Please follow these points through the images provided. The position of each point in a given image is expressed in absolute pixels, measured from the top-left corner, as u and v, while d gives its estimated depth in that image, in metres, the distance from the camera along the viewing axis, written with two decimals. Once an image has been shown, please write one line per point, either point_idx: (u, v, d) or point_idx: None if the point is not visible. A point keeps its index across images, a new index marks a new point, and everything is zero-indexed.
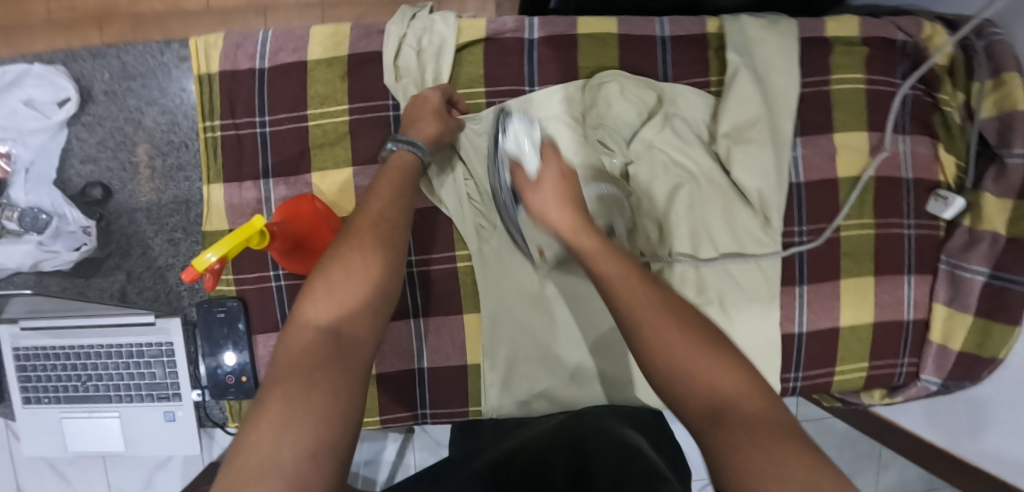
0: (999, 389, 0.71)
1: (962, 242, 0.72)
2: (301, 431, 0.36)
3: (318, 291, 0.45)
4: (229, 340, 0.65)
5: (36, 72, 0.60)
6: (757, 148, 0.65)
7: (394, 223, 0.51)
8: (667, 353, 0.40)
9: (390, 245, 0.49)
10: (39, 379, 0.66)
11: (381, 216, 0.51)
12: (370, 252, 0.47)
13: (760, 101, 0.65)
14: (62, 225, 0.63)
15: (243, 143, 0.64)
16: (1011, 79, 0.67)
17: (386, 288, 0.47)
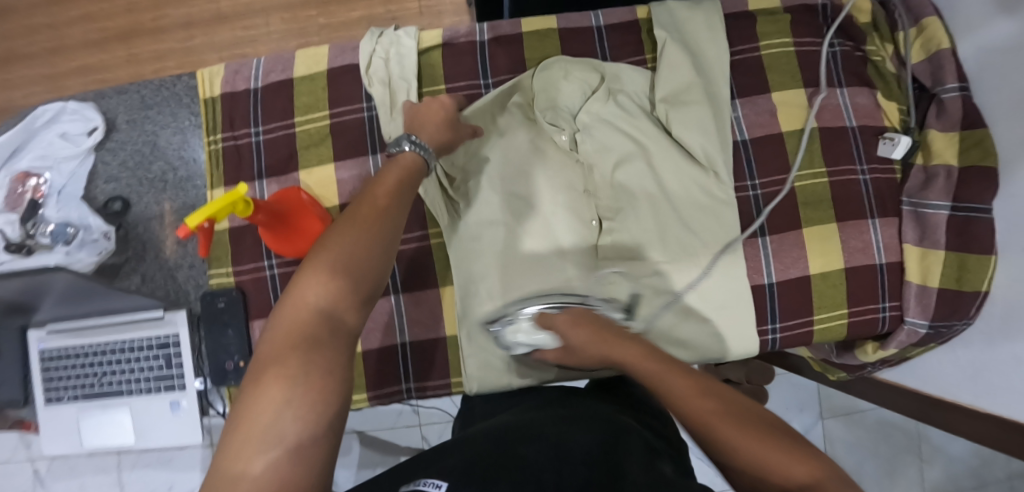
0: (1003, 323, 0.70)
1: (919, 181, 0.74)
2: (302, 401, 0.37)
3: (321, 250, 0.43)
4: (229, 327, 0.72)
5: (71, 109, 0.72)
6: (695, 108, 0.70)
7: (399, 202, 0.49)
8: (727, 455, 0.36)
9: (394, 223, 0.47)
10: (59, 379, 0.72)
11: (388, 195, 0.49)
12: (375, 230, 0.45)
13: (690, 66, 0.70)
14: (86, 236, 0.71)
15: (241, 152, 0.73)
16: (930, 24, 0.72)
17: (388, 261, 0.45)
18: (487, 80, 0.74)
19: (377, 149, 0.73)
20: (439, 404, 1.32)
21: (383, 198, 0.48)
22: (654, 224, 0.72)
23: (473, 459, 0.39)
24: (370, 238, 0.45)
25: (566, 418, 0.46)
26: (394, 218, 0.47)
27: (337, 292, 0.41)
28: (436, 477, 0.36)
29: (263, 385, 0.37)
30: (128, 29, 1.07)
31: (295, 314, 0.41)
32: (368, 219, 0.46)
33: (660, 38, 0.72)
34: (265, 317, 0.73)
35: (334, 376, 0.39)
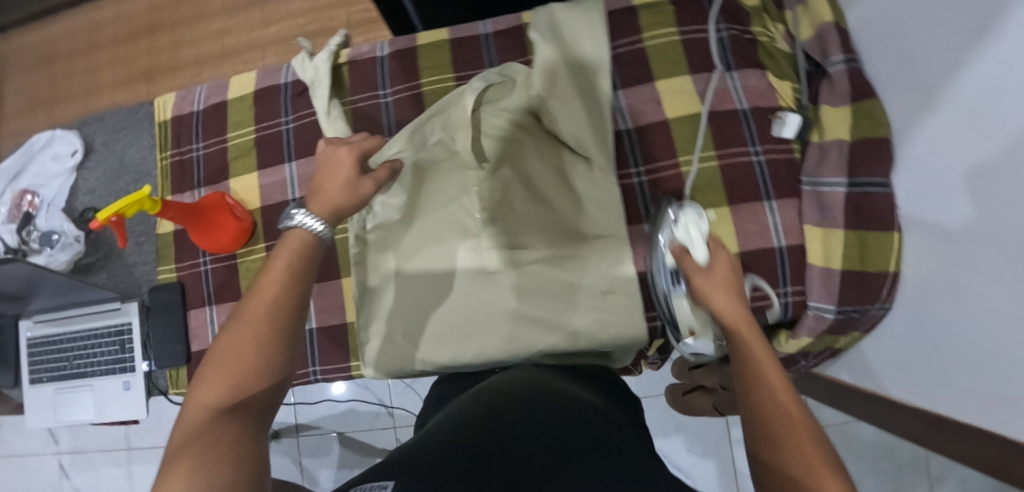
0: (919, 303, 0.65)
1: (815, 158, 0.72)
2: (212, 473, 0.36)
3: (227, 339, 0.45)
4: (168, 316, 0.82)
5: (60, 135, 0.90)
6: (568, 98, 0.75)
7: (307, 271, 0.50)
8: (770, 440, 0.40)
9: (298, 296, 0.47)
10: (41, 361, 0.86)
11: (291, 265, 0.49)
12: (278, 305, 0.46)
13: (562, 61, 0.75)
14: (64, 239, 0.85)
15: (185, 165, 0.85)
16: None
17: (293, 339, 0.46)
18: (386, 91, 0.82)
19: (292, 156, 0.82)
20: (412, 408, 1.36)
21: (287, 269, 0.48)
22: (541, 224, 0.74)
23: (433, 463, 0.38)
24: (268, 316, 0.45)
25: (526, 409, 0.47)
26: (297, 289, 0.48)
27: (240, 380, 0.43)
28: (382, 479, 0.37)
29: (170, 470, 0.37)
30: (148, 71, 1.33)
31: (205, 399, 0.41)
32: (269, 295, 0.46)
33: (536, 39, 0.77)
34: (199, 307, 0.83)
35: (243, 446, 0.39)
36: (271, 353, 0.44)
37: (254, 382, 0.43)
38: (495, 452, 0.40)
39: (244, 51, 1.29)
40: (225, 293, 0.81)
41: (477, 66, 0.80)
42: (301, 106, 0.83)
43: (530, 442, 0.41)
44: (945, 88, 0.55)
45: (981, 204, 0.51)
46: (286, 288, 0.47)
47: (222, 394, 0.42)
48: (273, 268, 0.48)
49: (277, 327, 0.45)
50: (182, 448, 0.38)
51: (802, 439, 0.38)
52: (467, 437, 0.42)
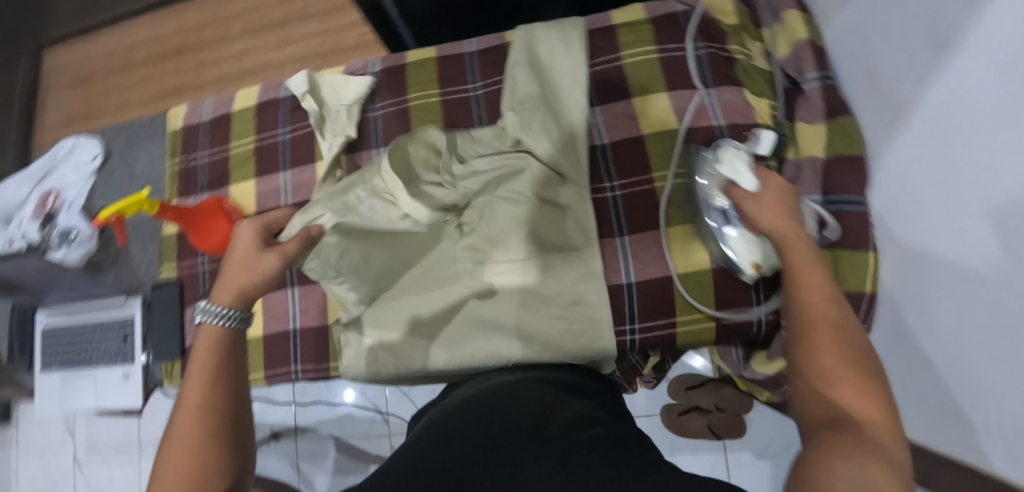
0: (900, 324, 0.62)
1: (790, 175, 0.70)
2: None
3: (162, 468, 0.39)
4: (167, 312, 0.87)
5: (82, 142, 0.98)
6: (541, 114, 0.76)
7: (229, 360, 0.46)
8: (815, 359, 0.41)
9: (222, 392, 0.43)
10: (51, 350, 0.93)
11: (207, 364, 0.45)
12: (208, 404, 0.42)
13: (537, 79, 0.77)
14: (80, 237, 0.93)
15: (190, 172, 0.91)
16: (790, 17, 0.71)
17: (233, 432, 0.42)
18: (375, 105, 0.85)
19: (287, 165, 0.87)
20: (408, 416, 1.38)
21: (206, 368, 0.45)
22: (524, 236, 0.72)
23: (463, 441, 0.43)
24: (201, 420, 0.41)
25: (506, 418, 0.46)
26: (221, 383, 0.44)
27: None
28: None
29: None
30: (176, 86, 1.43)
31: None
32: (194, 397, 0.42)
33: (516, 55, 0.79)
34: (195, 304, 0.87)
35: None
36: (216, 448, 0.40)
37: (206, 486, 0.38)
38: (495, 441, 0.42)
39: (263, 69, 1.37)
40: None
41: (461, 82, 0.83)
42: (297, 118, 0.88)
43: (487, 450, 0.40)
44: (912, 104, 0.55)
45: (960, 215, 0.49)
46: (210, 386, 0.43)
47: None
48: (189, 375, 0.44)
49: (214, 422, 0.41)
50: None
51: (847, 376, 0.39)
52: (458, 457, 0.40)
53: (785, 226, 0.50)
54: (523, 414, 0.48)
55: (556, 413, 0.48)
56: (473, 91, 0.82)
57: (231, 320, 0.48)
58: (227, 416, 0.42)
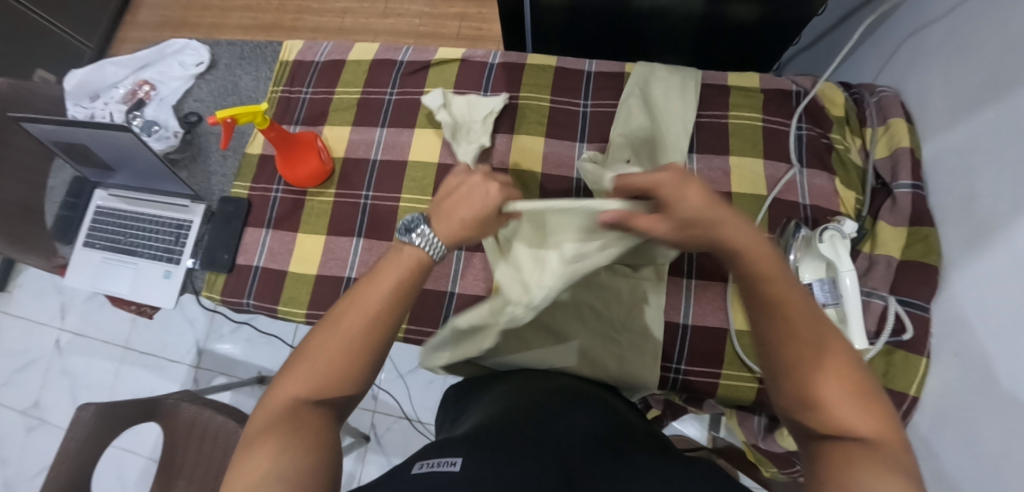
0: (929, 433, 0.65)
1: (863, 266, 0.75)
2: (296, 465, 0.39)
3: (318, 344, 0.46)
4: (229, 226, 0.88)
5: (193, 46, 1.00)
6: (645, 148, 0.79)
7: (412, 287, 0.50)
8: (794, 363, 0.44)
9: (388, 315, 0.47)
10: (100, 230, 0.93)
11: (395, 283, 0.49)
12: (372, 319, 0.47)
13: (647, 113, 0.82)
14: (164, 132, 0.94)
15: (290, 102, 0.94)
16: (893, 123, 0.76)
17: (379, 354, 0.48)
18: (486, 92, 0.89)
19: (386, 123, 0.90)
20: (397, 397, 1.38)
21: (393, 284, 0.48)
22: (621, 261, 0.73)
23: (514, 424, 0.51)
24: (363, 333, 0.46)
25: (560, 416, 0.53)
26: (396, 304, 0.48)
27: (326, 382, 0.45)
28: (449, 456, 0.45)
29: (256, 454, 0.40)
30: (273, 23, 1.47)
31: (289, 392, 0.45)
32: (371, 304, 0.47)
33: (636, 89, 0.83)
34: (257, 226, 0.88)
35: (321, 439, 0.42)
36: (361, 363, 0.46)
37: (338, 385, 0.45)
38: (544, 436, 0.49)
39: (358, 31, 1.42)
40: (284, 223, 0.87)
41: (573, 96, 0.87)
42: (408, 84, 0.92)
43: (565, 452, 0.46)
44: (1002, 232, 0.57)
45: None
46: (387, 302, 0.48)
47: (307, 388, 0.45)
48: (377, 280, 0.49)
49: (370, 341, 0.46)
50: (263, 434, 0.42)
51: (834, 377, 0.43)
52: (516, 426, 0.50)
53: (707, 226, 0.48)
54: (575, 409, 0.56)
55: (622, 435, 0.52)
56: (583, 107, 0.87)
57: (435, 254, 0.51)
58: (384, 340, 0.48)
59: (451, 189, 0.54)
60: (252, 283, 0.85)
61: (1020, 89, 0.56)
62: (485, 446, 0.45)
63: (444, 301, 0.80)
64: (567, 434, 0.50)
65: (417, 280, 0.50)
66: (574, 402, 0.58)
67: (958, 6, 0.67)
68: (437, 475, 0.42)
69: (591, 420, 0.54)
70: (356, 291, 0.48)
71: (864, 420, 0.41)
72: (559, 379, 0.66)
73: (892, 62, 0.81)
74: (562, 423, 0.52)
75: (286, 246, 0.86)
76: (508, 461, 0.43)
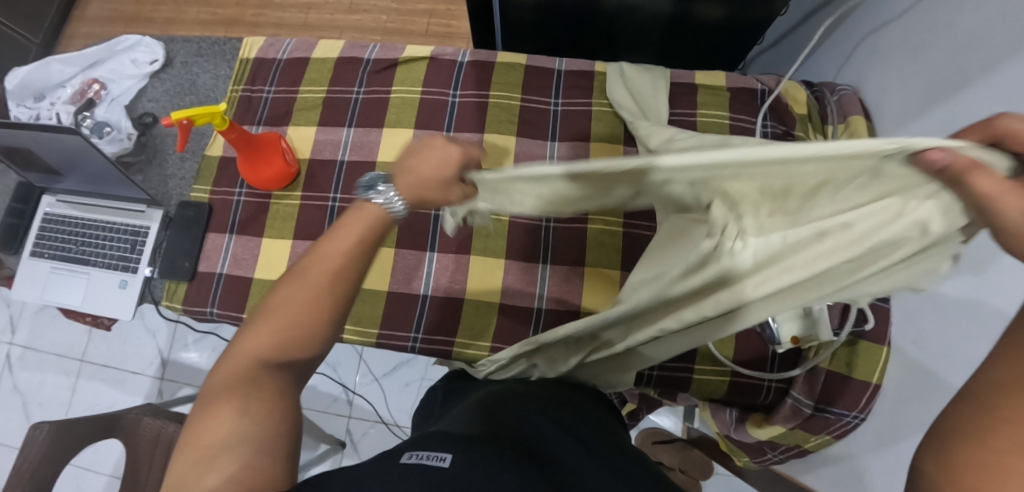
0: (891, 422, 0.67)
1: None
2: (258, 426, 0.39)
3: (281, 300, 0.44)
4: (189, 232, 0.84)
5: (145, 42, 0.95)
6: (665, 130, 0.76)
7: (376, 239, 0.47)
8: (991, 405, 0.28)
9: (357, 266, 0.46)
10: (48, 238, 0.88)
11: (361, 230, 0.46)
12: (339, 273, 0.45)
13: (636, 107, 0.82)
14: (117, 134, 0.90)
15: (251, 102, 0.91)
16: (853, 121, 0.78)
17: (341, 318, 0.46)
18: (456, 90, 0.88)
19: (353, 123, 0.87)
20: (373, 401, 1.36)
21: (357, 237, 0.46)
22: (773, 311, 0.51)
23: (505, 428, 0.49)
24: (325, 288, 0.44)
25: (548, 423, 0.52)
26: (362, 252, 0.46)
27: (286, 341, 0.44)
28: (439, 449, 0.42)
29: (218, 411, 0.40)
30: (232, 19, 1.42)
31: (249, 347, 0.44)
32: (335, 257, 0.45)
33: (605, 100, 0.85)
34: (219, 232, 0.85)
35: (285, 400, 0.42)
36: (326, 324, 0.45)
37: (301, 346, 0.44)
38: (531, 444, 0.47)
39: (324, 28, 1.38)
40: (248, 228, 0.84)
41: (544, 95, 0.87)
42: (375, 82, 0.89)
43: (555, 463, 0.45)
44: None
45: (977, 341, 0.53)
46: (352, 251, 0.45)
47: (272, 344, 0.44)
48: (341, 229, 0.46)
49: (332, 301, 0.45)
50: (227, 390, 0.41)
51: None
52: (504, 433, 0.48)
53: None
54: (559, 415, 0.55)
55: (596, 435, 0.53)
56: (554, 106, 0.86)
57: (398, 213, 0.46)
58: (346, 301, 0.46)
59: (413, 148, 0.47)
60: (215, 291, 0.82)
61: (969, 88, 0.59)
62: (478, 447, 0.43)
63: (418, 304, 0.79)
64: (557, 443, 0.48)
65: (380, 238, 0.47)
66: (560, 408, 0.57)
67: (912, 7, 0.69)
68: (425, 470, 0.39)
69: (568, 423, 0.54)
70: (319, 245, 0.46)
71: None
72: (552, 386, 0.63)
73: (852, 61, 0.84)
74: (547, 430, 0.51)
75: (251, 252, 0.83)
76: (499, 462, 0.41)
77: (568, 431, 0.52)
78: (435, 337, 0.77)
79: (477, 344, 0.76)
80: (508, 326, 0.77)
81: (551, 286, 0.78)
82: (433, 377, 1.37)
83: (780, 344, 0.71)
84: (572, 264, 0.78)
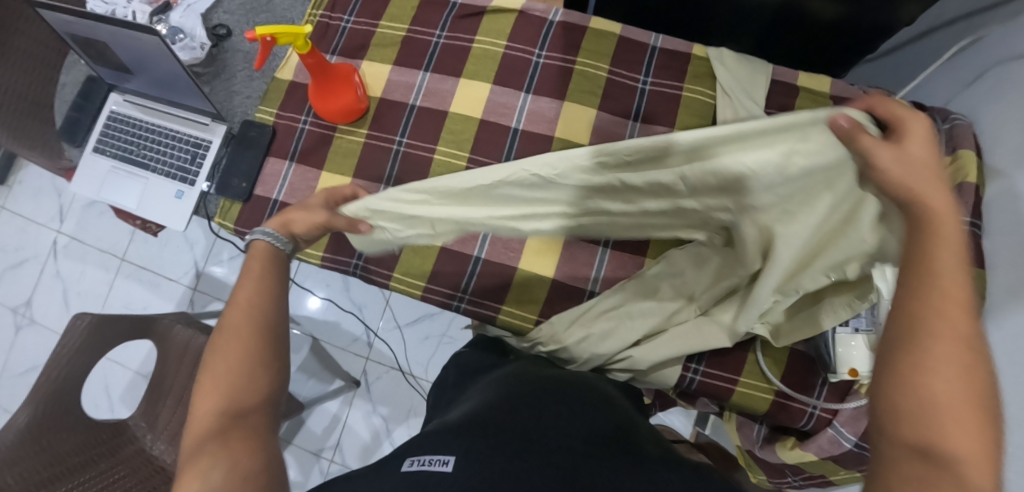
0: None
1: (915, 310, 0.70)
2: (228, 459, 0.40)
3: (221, 356, 0.47)
4: (252, 153, 0.83)
5: None
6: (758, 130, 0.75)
7: (274, 270, 0.54)
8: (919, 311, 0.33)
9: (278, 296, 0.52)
10: (111, 137, 0.87)
11: (257, 274, 0.52)
12: (264, 309, 0.50)
13: (739, 96, 0.77)
14: (189, 42, 0.86)
15: (328, 29, 0.87)
16: (963, 155, 0.71)
17: (278, 339, 0.50)
18: (541, 51, 0.83)
19: (429, 68, 0.84)
20: (393, 348, 1.37)
21: (257, 273, 0.53)
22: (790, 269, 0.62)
23: (514, 414, 0.48)
24: (250, 325, 0.49)
25: (557, 407, 0.51)
26: (269, 289, 0.52)
27: (233, 384, 0.45)
28: (443, 453, 0.43)
29: (191, 471, 0.40)
30: None
31: (201, 408, 0.44)
32: (246, 301, 0.50)
33: (697, 86, 0.80)
34: (278, 158, 0.84)
35: (254, 441, 0.42)
36: (266, 348, 0.48)
37: (252, 384, 0.46)
38: (538, 431, 0.46)
39: None
40: (309, 158, 0.83)
41: (634, 70, 0.82)
42: (459, 28, 0.85)
43: (565, 448, 0.44)
44: None
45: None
46: (260, 293, 0.51)
47: (223, 397, 0.44)
48: (250, 270, 0.53)
49: (262, 329, 0.49)
50: (195, 455, 0.41)
51: (956, 366, 0.31)
52: (512, 420, 0.47)
53: (927, 186, 0.37)
54: (572, 398, 0.54)
55: (610, 420, 0.51)
56: (642, 84, 0.81)
57: (278, 241, 0.56)
58: (273, 333, 0.49)
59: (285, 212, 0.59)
60: (268, 216, 0.81)
61: None
62: (481, 445, 0.43)
63: (469, 265, 0.77)
64: (572, 429, 0.47)
65: (282, 275, 0.54)
66: (574, 393, 0.56)
67: None
68: (428, 475, 0.41)
69: (580, 407, 0.52)
70: (231, 299, 0.51)
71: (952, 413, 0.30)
72: (581, 374, 0.65)
73: (970, 88, 0.77)
74: (563, 416, 0.49)
75: (309, 183, 0.82)
76: (502, 465, 0.40)
77: (578, 418, 0.50)
78: (482, 301, 0.76)
79: (523, 314, 0.75)
80: (557, 304, 0.75)
81: (608, 270, 0.75)
82: (453, 336, 1.37)
83: (835, 373, 0.69)
84: (632, 254, 0.76)
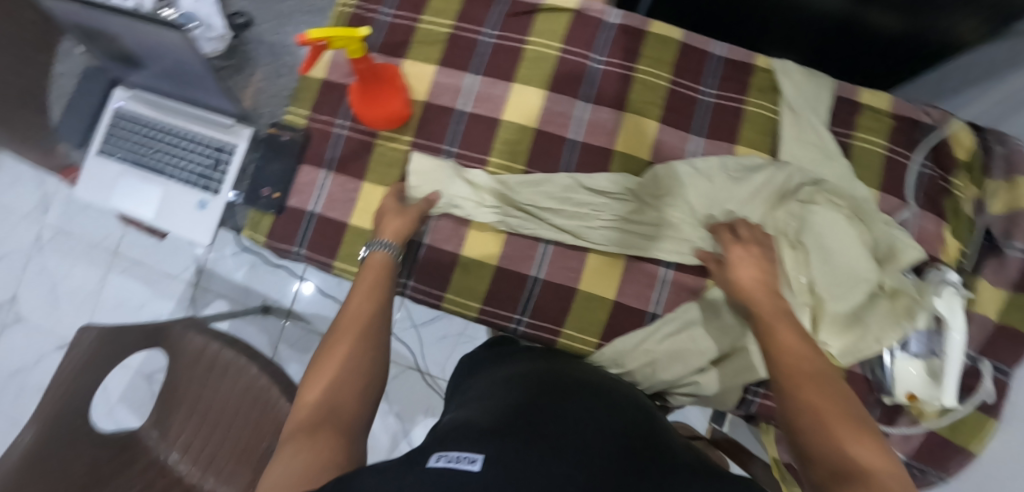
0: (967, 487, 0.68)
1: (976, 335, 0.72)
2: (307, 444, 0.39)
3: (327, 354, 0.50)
4: (284, 160, 0.77)
5: None
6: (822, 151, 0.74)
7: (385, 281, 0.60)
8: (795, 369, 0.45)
9: (382, 306, 0.57)
10: (119, 137, 0.78)
11: (369, 284, 0.58)
12: (370, 316, 0.55)
13: (805, 113, 0.75)
14: (206, 32, 0.79)
15: (365, 21, 0.80)
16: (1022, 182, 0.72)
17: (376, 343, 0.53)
18: (599, 56, 0.78)
19: (479, 70, 0.78)
20: (409, 347, 1.34)
21: (367, 283, 0.59)
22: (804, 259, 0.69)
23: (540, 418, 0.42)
24: (354, 327, 0.52)
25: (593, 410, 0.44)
26: (378, 297, 0.57)
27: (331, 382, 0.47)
28: (474, 449, 0.34)
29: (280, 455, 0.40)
30: None
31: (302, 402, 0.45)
32: (354, 306, 0.55)
33: (761, 101, 0.78)
34: (313, 165, 0.77)
35: (337, 437, 0.41)
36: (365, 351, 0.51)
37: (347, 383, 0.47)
38: (572, 428, 0.39)
39: None
40: (347, 166, 0.76)
41: (696, 81, 0.78)
42: (510, 27, 0.79)
43: (608, 448, 0.37)
44: None
45: None
46: (368, 300, 0.56)
47: (322, 392, 0.46)
48: (362, 282, 0.59)
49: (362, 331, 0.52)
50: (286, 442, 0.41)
51: (837, 412, 0.40)
52: (537, 421, 0.40)
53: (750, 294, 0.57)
54: (603, 401, 0.48)
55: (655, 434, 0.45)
56: (704, 96, 0.78)
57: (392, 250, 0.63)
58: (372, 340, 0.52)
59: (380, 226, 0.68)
60: (305, 228, 0.75)
61: None
62: (510, 444, 0.35)
63: (527, 285, 0.74)
64: (612, 430, 0.41)
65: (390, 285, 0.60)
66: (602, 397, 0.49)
67: None
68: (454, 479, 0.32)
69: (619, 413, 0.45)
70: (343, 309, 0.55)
71: (865, 450, 0.36)
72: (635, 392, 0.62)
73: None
74: (598, 418, 0.42)
75: (348, 194, 0.75)
76: (536, 465, 0.33)
77: (617, 423, 0.43)
78: (541, 324, 0.73)
79: (584, 338, 0.73)
80: (618, 326, 0.73)
81: (670, 292, 0.73)
82: (470, 335, 1.34)
83: (891, 395, 0.70)
84: (698, 278, 0.73)
